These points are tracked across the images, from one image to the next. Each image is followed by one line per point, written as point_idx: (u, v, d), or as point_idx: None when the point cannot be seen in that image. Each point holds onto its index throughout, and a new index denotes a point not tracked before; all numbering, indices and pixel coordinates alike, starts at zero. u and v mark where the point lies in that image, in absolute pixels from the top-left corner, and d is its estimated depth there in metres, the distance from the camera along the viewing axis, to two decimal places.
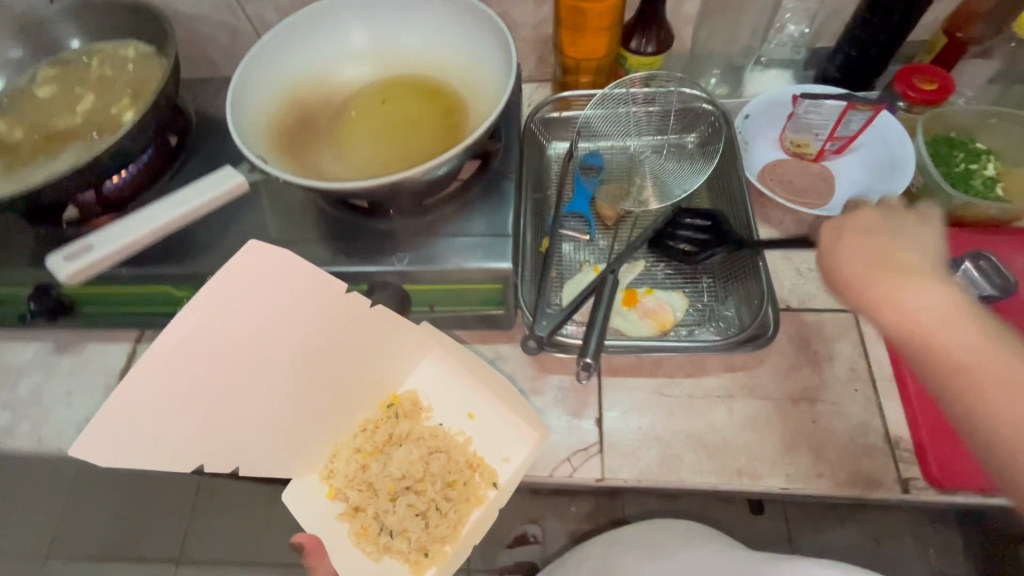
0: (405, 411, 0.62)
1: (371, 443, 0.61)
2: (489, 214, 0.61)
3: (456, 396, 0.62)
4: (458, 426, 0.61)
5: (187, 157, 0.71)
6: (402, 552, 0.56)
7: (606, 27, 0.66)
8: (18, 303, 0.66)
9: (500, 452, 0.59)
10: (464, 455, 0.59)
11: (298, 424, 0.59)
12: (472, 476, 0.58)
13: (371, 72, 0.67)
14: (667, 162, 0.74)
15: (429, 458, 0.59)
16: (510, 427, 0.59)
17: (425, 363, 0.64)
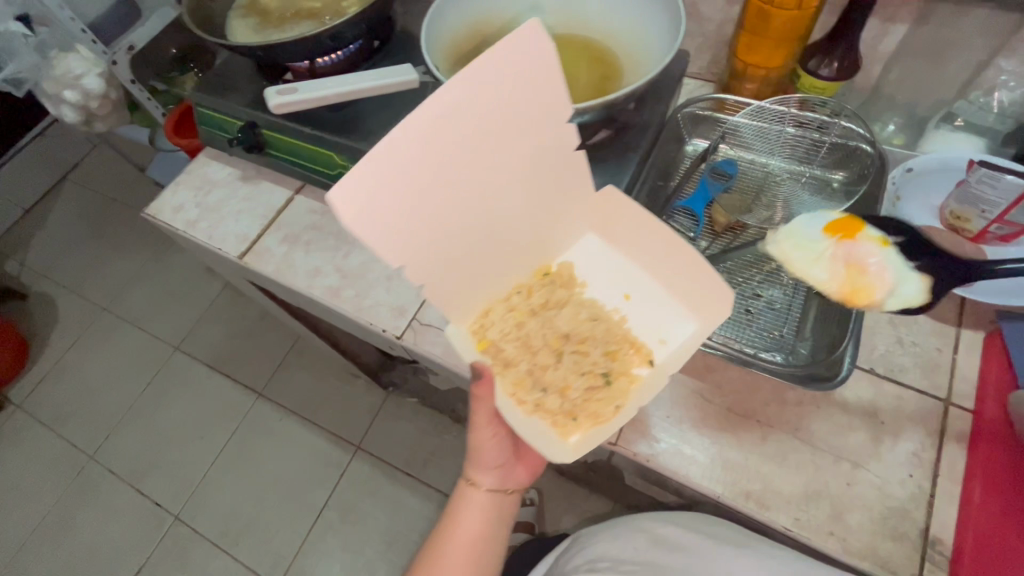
0: (562, 284, 0.54)
1: (527, 303, 0.53)
2: (604, 177, 0.66)
3: (616, 270, 0.54)
4: (613, 302, 0.54)
5: (382, 57, 0.84)
6: (558, 412, 0.51)
7: (787, 37, 0.66)
8: (231, 132, 0.85)
9: (657, 333, 0.52)
10: (622, 329, 0.53)
11: (479, 267, 0.49)
12: (628, 351, 0.53)
13: (551, 25, 0.73)
14: (801, 191, 0.71)
15: (591, 324, 0.53)
16: (673, 313, 0.52)
17: (587, 238, 0.54)
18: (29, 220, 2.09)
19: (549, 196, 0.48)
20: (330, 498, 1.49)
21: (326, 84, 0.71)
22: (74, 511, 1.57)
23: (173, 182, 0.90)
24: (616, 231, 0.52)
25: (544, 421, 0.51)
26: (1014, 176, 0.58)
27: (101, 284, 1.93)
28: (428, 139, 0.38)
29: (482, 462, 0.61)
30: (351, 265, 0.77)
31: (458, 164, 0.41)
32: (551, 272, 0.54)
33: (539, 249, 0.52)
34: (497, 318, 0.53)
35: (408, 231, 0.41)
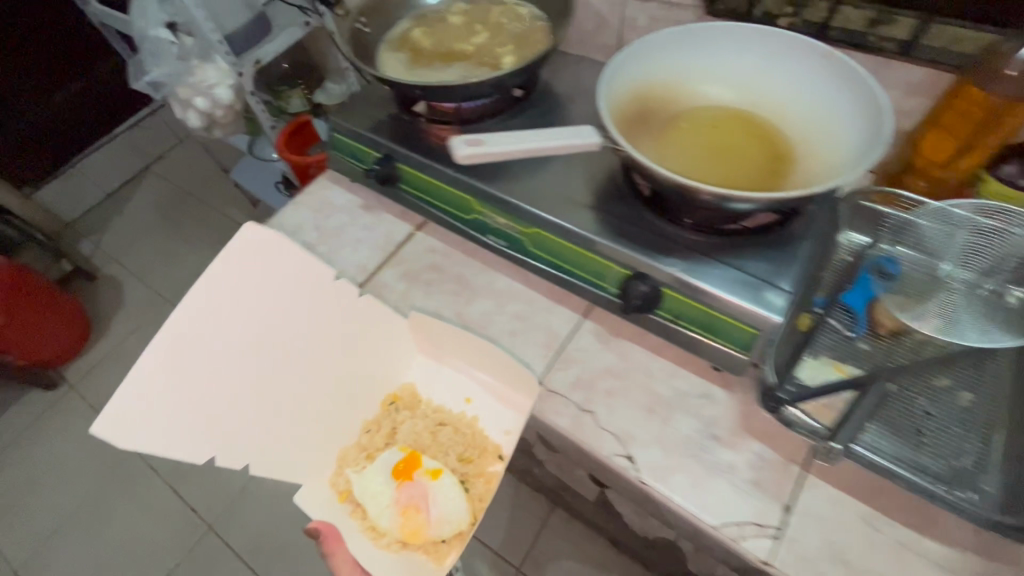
0: (404, 404, 0.73)
1: (373, 441, 0.70)
2: (773, 264, 0.62)
3: (457, 384, 0.74)
4: (459, 407, 0.72)
5: (525, 106, 0.83)
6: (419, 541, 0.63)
7: (985, 142, 0.62)
8: (365, 162, 0.84)
9: (503, 427, 0.70)
10: (470, 431, 0.70)
11: (319, 424, 0.69)
12: (483, 455, 0.69)
13: (720, 96, 0.70)
14: (976, 305, 0.65)
15: (436, 429, 0.71)
16: (501, 405, 0.71)
17: (418, 356, 0.76)
18: (103, 205, 2.14)
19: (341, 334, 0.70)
20: None
21: (497, 136, 0.70)
22: (109, 504, 1.55)
23: (293, 201, 0.90)
24: (435, 347, 0.75)
25: (418, 552, 0.64)
26: None
27: (166, 276, 1.96)
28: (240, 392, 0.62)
29: None
30: (473, 314, 0.74)
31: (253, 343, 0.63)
32: (395, 398, 0.74)
33: (378, 382, 0.73)
34: (352, 464, 0.69)
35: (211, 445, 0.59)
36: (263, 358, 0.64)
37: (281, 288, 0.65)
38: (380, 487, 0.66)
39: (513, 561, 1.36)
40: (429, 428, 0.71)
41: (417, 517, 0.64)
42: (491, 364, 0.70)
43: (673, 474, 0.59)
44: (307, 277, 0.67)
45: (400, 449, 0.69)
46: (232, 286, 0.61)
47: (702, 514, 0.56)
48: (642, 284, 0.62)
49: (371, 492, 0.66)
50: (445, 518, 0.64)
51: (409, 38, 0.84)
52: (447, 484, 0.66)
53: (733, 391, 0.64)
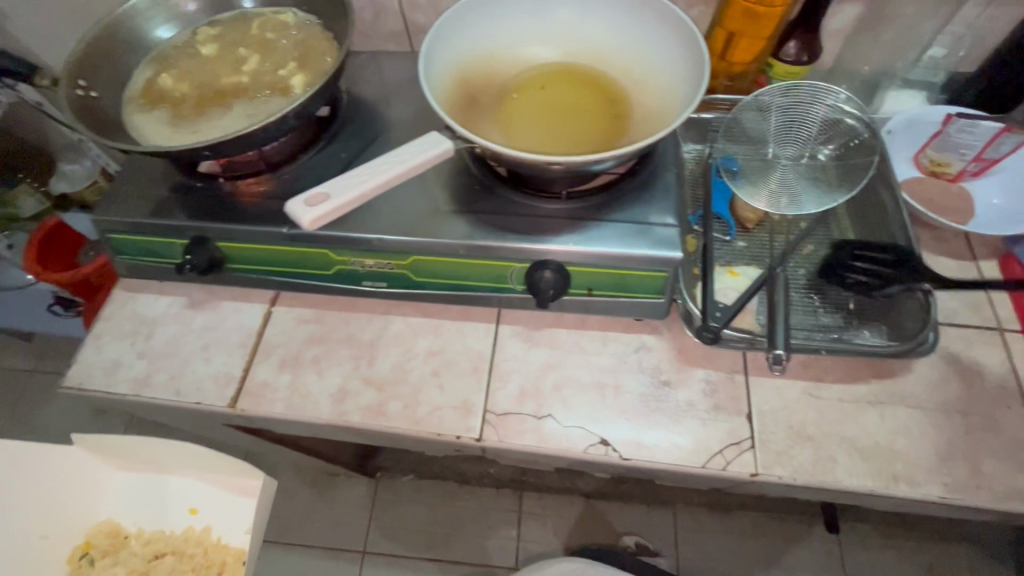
0: (102, 552, 0.68)
1: None
2: (652, 202, 0.62)
3: (184, 493, 0.70)
4: (186, 521, 0.69)
5: (338, 124, 0.72)
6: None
7: (765, 35, 0.69)
8: (174, 255, 0.67)
9: (243, 527, 0.69)
10: (201, 544, 0.68)
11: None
12: (219, 565, 0.68)
13: (538, 55, 0.68)
14: (807, 172, 0.72)
15: (160, 552, 0.69)
16: (225, 501, 0.69)
17: (121, 484, 0.70)
18: None
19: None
20: None
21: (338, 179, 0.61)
22: None
23: (90, 334, 0.69)
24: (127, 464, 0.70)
25: None
26: (988, 121, 0.68)
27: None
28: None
29: None
30: (382, 372, 0.65)
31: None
32: (98, 541, 0.69)
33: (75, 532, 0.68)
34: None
35: None
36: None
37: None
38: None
39: (506, 564, 1.32)
40: (141, 562, 0.70)
41: None
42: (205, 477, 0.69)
43: (648, 436, 0.59)
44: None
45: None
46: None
47: (687, 460, 0.57)
48: (546, 272, 0.59)
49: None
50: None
51: (158, 86, 0.66)
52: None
53: (661, 333, 0.65)
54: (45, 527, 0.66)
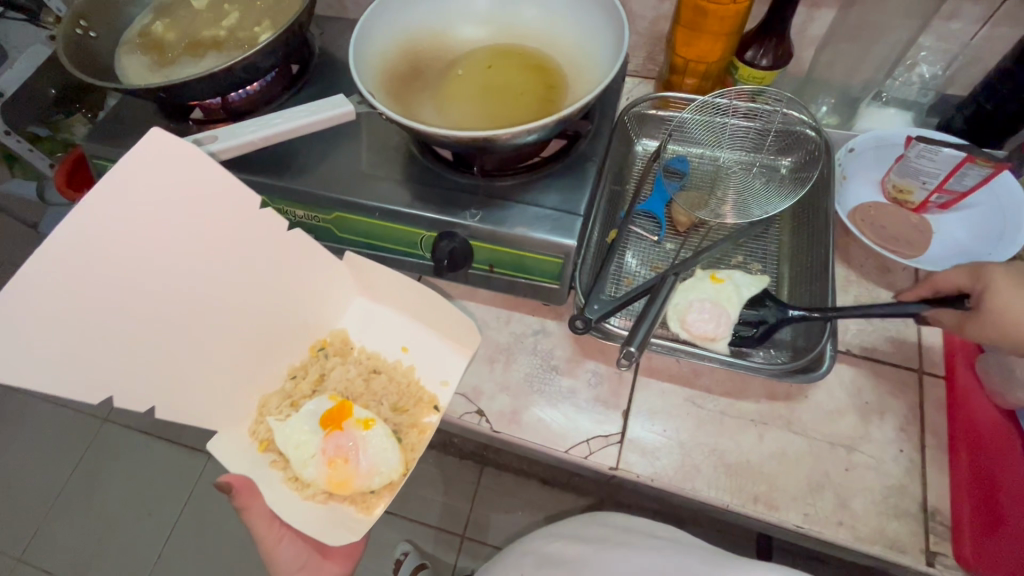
0: (335, 351, 0.64)
1: (299, 389, 0.62)
2: (566, 190, 0.63)
3: (394, 330, 0.66)
4: (393, 355, 0.64)
5: (304, 84, 0.77)
6: (354, 493, 0.57)
7: (725, 32, 0.66)
8: None
9: (442, 377, 0.62)
10: (406, 381, 0.62)
11: (254, 353, 0.61)
12: (416, 403, 0.61)
13: (489, 36, 0.70)
14: (755, 180, 0.72)
15: (370, 377, 0.63)
16: (442, 349, 0.64)
17: (358, 300, 0.67)
18: None
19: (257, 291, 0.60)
20: None
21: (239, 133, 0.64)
22: None
23: None
24: (374, 290, 0.66)
25: (345, 502, 0.57)
26: (950, 148, 0.61)
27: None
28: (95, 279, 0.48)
29: None
30: None
31: (145, 284, 0.52)
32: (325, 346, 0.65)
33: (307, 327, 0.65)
34: (275, 412, 0.60)
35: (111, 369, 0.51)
36: (146, 270, 0.51)
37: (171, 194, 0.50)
38: (304, 436, 0.58)
39: (456, 530, 1.36)
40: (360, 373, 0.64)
41: (345, 470, 0.57)
42: (442, 322, 0.63)
43: (522, 414, 0.61)
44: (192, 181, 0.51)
45: (329, 397, 0.61)
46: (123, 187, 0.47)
47: (553, 442, 0.59)
48: (450, 243, 0.61)
49: (292, 443, 0.57)
50: (388, 465, 0.57)
51: (148, 33, 0.73)
52: (381, 436, 0.58)
53: (564, 320, 0.66)
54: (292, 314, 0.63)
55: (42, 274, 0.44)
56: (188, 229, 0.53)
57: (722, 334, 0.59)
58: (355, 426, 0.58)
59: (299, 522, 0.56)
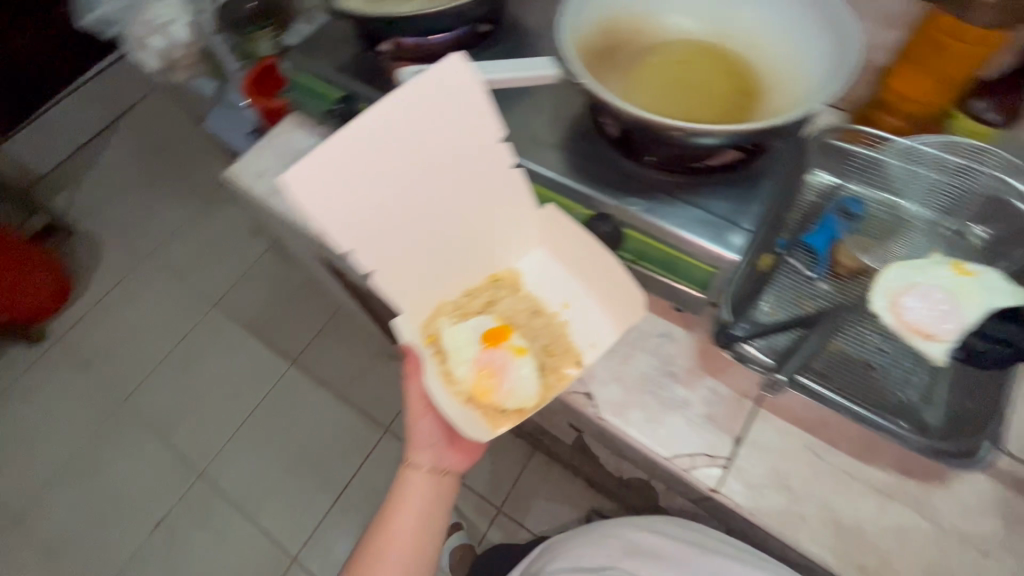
0: (506, 286, 0.68)
1: (471, 304, 0.67)
2: (735, 202, 0.61)
3: (559, 284, 0.66)
4: (554, 306, 0.66)
5: (493, 42, 0.80)
6: (490, 407, 0.62)
7: (959, 75, 0.60)
8: (325, 101, 0.81)
9: (590, 339, 0.63)
10: (559, 332, 0.65)
11: (452, 266, 0.65)
12: (563, 353, 0.63)
13: (689, 32, 0.68)
14: (932, 242, 0.67)
15: (530, 317, 0.66)
16: (600, 315, 0.64)
17: (535, 251, 0.68)
18: (81, 157, 2.20)
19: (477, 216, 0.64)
20: (360, 477, 1.50)
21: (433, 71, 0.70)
22: (104, 454, 1.60)
23: (256, 145, 0.87)
24: (552, 246, 0.66)
25: (477, 412, 0.62)
26: None
27: (145, 237, 1.99)
28: (373, 152, 0.55)
29: (419, 443, 0.80)
30: None
31: (403, 175, 0.57)
32: (500, 278, 0.68)
33: (488, 258, 0.67)
34: (448, 315, 0.66)
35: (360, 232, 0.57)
36: (408, 163, 0.57)
37: (453, 115, 0.56)
38: (469, 341, 0.63)
39: (495, 502, 1.39)
40: (522, 313, 0.66)
41: (490, 380, 0.62)
42: (611, 293, 0.62)
43: (630, 410, 0.60)
44: (469, 111, 0.57)
45: (492, 319, 0.65)
46: (421, 96, 0.55)
47: (657, 446, 0.58)
48: (604, 225, 0.62)
49: (457, 342, 0.63)
50: (525, 393, 0.62)
51: None
52: (528, 368, 0.62)
53: (693, 330, 0.65)
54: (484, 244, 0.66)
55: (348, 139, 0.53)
56: (451, 150, 0.58)
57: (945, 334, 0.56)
58: (510, 351, 0.63)
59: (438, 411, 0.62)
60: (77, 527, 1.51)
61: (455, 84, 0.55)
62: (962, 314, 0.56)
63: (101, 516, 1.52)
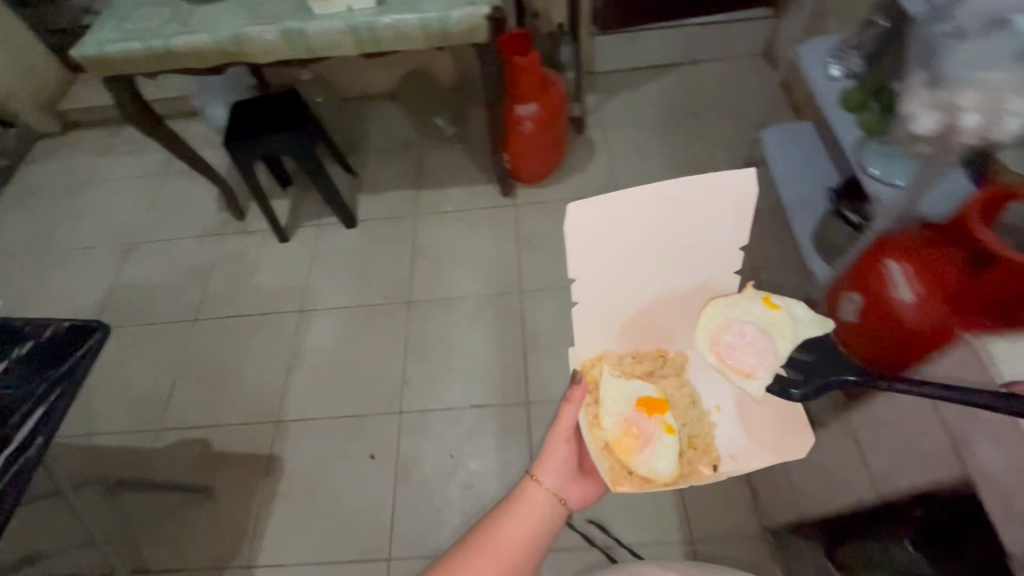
0: (668, 364, 0.91)
1: (637, 369, 0.90)
2: None
3: (721, 392, 0.89)
4: (709, 407, 0.89)
5: None
6: (622, 462, 0.84)
7: None
8: None
9: (730, 452, 0.85)
10: (707, 432, 0.87)
11: (643, 325, 0.88)
12: (702, 452, 0.86)
13: None
14: None
15: (686, 399, 0.89)
16: (756, 441, 0.84)
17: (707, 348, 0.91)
18: (625, 75, 2.40)
19: (694, 294, 0.85)
20: (627, 542, 1.40)
21: None
22: (485, 312, 1.78)
23: None
24: None
25: (609, 467, 0.85)
26: None
27: (625, 174, 2.07)
28: (644, 212, 0.76)
29: (547, 467, 0.96)
30: None
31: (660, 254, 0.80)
32: (666, 355, 0.91)
33: (665, 336, 0.90)
34: (611, 365, 0.89)
35: (597, 272, 0.80)
36: (654, 242, 0.79)
37: (713, 207, 0.77)
38: (624, 401, 0.86)
39: None
40: (681, 397, 0.89)
41: (632, 444, 0.83)
42: (763, 423, 0.84)
43: None
44: (727, 208, 0.77)
45: (653, 390, 0.88)
46: (710, 193, 0.76)
47: None
48: None
49: (614, 394, 0.86)
50: (657, 467, 0.82)
51: None
52: (668, 444, 0.83)
53: None
54: (687, 321, 0.88)
55: (622, 201, 0.76)
56: (695, 240, 0.79)
57: (761, 370, 0.76)
58: (658, 424, 0.84)
59: (587, 439, 0.87)
60: (431, 343, 1.75)
61: (723, 190, 0.76)
62: (776, 348, 0.76)
63: (451, 353, 1.72)
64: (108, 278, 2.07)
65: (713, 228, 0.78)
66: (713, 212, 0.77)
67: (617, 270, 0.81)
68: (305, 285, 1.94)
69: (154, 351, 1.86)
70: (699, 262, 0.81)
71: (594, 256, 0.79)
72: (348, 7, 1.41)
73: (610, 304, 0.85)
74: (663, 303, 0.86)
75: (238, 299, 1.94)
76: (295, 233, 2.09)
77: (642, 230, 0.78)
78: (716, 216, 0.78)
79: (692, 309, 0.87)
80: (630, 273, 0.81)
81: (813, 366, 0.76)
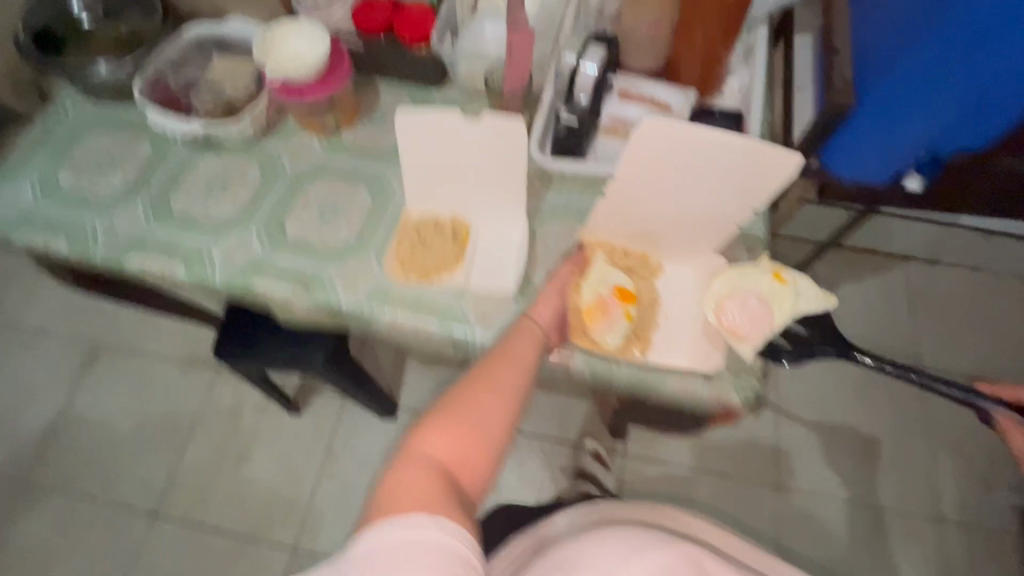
0: (646, 267, 0.76)
1: (622, 257, 0.76)
2: None
3: (678, 299, 0.74)
4: (664, 309, 0.74)
5: None
6: (581, 323, 0.70)
7: None
8: None
9: (662, 346, 0.71)
10: (650, 329, 0.72)
11: (646, 224, 0.74)
12: (640, 336, 0.71)
13: None
14: None
15: (650, 301, 0.74)
16: (689, 348, 0.71)
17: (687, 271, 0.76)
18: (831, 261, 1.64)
19: (698, 229, 0.73)
20: None
21: None
22: None
23: None
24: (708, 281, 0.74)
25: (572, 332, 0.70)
26: None
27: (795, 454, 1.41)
28: (702, 148, 0.66)
29: (512, 360, 0.65)
30: None
31: (702, 167, 0.68)
32: (650, 261, 0.76)
33: (654, 244, 0.76)
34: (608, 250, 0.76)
35: (640, 165, 0.69)
36: (702, 159, 0.67)
37: (752, 177, 0.67)
38: (608, 277, 0.72)
39: None
40: (647, 295, 0.74)
41: (598, 312, 0.69)
42: (703, 337, 0.71)
43: None
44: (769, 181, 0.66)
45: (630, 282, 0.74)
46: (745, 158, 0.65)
47: None
48: None
49: (597, 278, 0.71)
50: (607, 341, 0.69)
51: None
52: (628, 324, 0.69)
53: None
54: (683, 232, 0.74)
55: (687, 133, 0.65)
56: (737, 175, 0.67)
57: (754, 335, 0.68)
58: (628, 310, 0.69)
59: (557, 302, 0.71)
60: None
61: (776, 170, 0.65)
62: (773, 319, 0.69)
63: None
64: (58, 395, 1.52)
65: (753, 187, 0.68)
66: (754, 180, 0.67)
67: (661, 174, 0.69)
68: (308, 506, 1.39)
69: (90, 552, 1.35)
70: (732, 197, 0.69)
71: (646, 155, 0.68)
72: (457, 288, 0.73)
73: (633, 202, 0.72)
74: (678, 218, 0.73)
75: (217, 498, 1.40)
76: (311, 402, 1.49)
77: (702, 155, 0.67)
78: (754, 185, 0.67)
79: (695, 232, 0.73)
80: (670, 180, 0.70)
81: (804, 339, 0.76)
